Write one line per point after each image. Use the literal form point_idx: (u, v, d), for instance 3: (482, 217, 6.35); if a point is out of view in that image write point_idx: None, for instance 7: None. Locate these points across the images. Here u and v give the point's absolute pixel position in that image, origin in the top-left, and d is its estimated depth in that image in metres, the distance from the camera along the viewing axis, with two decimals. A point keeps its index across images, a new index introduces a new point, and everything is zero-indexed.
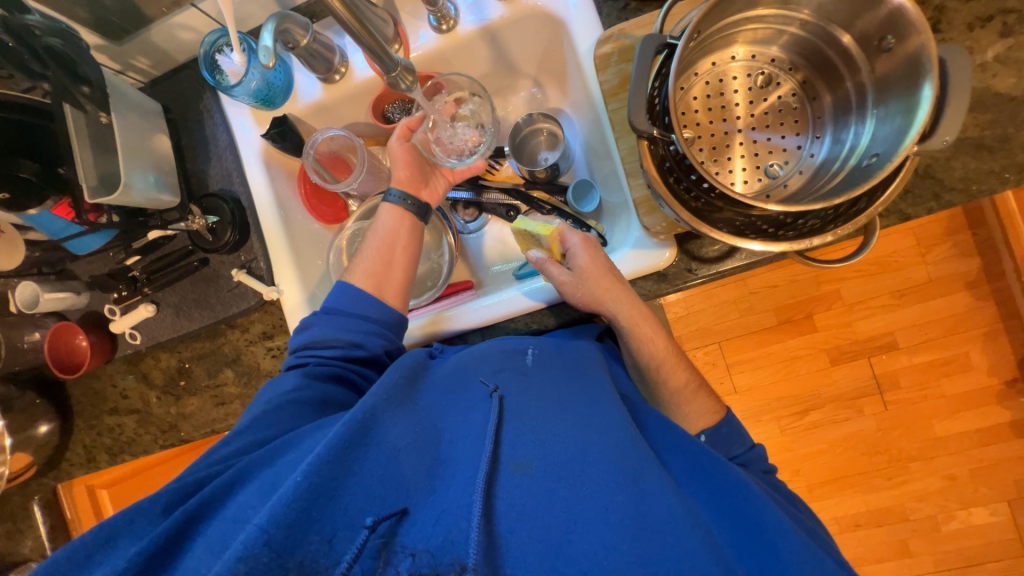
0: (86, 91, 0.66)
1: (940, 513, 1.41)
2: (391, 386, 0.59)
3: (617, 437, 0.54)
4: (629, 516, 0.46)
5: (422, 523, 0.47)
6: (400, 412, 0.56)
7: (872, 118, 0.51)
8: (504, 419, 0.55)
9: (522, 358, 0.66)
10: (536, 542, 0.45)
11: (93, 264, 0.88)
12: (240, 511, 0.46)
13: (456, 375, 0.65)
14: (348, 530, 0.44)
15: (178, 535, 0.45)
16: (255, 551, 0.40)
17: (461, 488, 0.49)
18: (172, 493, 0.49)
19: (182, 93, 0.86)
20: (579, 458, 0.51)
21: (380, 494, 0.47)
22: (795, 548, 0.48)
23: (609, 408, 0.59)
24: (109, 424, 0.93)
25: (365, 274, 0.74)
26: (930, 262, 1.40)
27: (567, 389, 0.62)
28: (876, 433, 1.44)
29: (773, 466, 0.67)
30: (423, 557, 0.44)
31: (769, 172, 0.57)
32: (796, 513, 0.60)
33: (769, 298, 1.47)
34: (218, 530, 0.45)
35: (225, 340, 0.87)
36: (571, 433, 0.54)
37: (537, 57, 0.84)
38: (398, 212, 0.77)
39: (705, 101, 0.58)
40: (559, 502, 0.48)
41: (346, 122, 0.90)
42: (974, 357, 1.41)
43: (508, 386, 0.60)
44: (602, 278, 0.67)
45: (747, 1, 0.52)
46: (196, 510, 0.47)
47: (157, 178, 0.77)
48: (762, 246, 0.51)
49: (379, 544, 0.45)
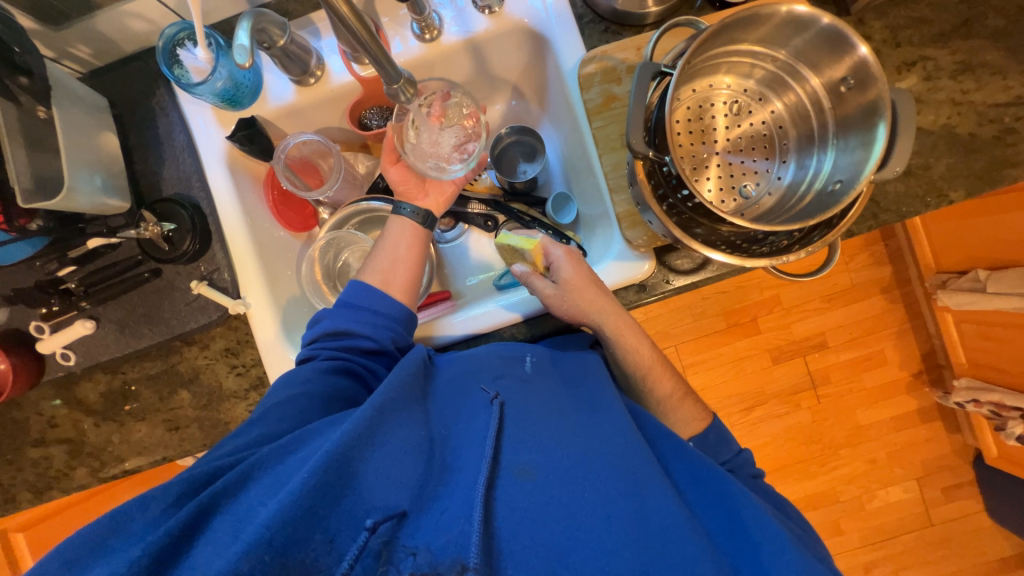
0: (25, 82, 0.60)
1: (864, 493, 1.58)
2: (399, 384, 0.57)
3: (617, 445, 0.56)
4: (629, 523, 0.48)
5: (426, 524, 0.46)
6: (406, 412, 0.54)
7: (833, 149, 0.58)
8: (505, 425, 0.55)
9: (522, 365, 0.67)
10: (538, 545, 0.46)
11: (13, 276, 0.76)
12: (248, 507, 0.43)
13: (458, 379, 0.65)
14: (348, 532, 0.43)
15: (187, 531, 0.41)
16: (255, 548, 0.38)
17: (463, 491, 0.49)
18: (188, 482, 0.45)
19: (131, 88, 0.78)
20: (580, 466, 0.52)
21: (385, 494, 0.46)
22: (782, 551, 0.51)
23: (611, 417, 0.60)
24: (31, 457, 0.81)
25: (373, 272, 0.72)
26: (853, 270, 1.58)
27: (567, 400, 0.63)
28: (812, 424, 1.59)
29: (760, 470, 0.72)
30: (423, 555, 0.43)
31: (744, 192, 0.62)
32: (786, 518, 0.64)
33: (720, 303, 1.59)
34: (227, 525, 0.41)
35: (180, 358, 0.80)
36: (573, 440, 0.55)
37: (518, 70, 0.86)
38: (409, 225, 0.75)
39: (687, 124, 0.62)
40: (561, 507, 0.48)
41: (318, 125, 0.86)
42: (888, 353, 1.60)
43: (510, 393, 0.60)
44: (587, 290, 0.69)
45: (729, 37, 0.56)
46: (210, 501, 0.43)
47: (105, 181, 0.70)
48: (722, 257, 0.55)
49: (380, 544, 0.44)
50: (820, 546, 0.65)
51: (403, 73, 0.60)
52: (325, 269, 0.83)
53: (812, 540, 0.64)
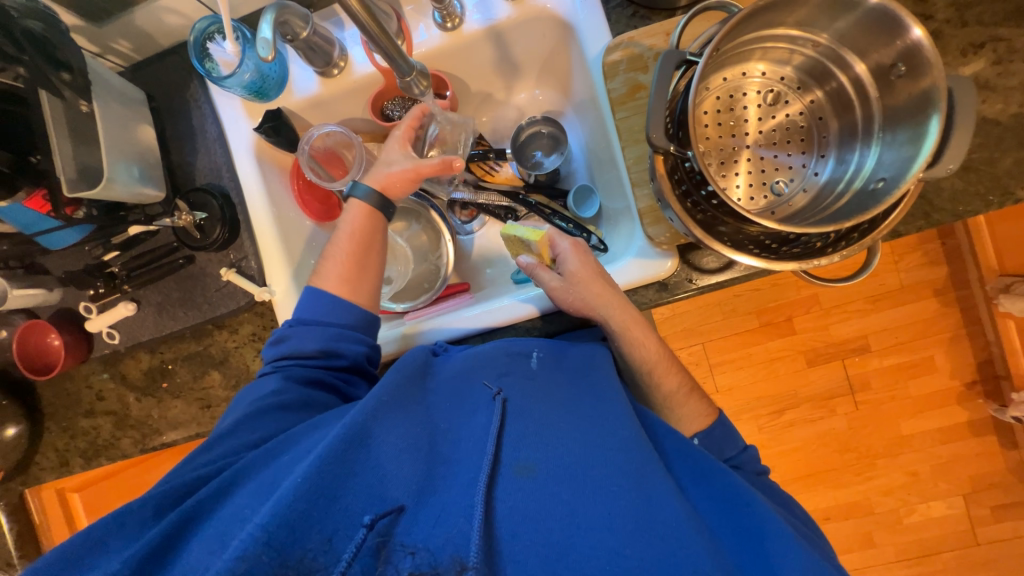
0: (66, 77, 0.62)
1: (902, 507, 1.49)
2: (396, 384, 0.59)
3: (623, 441, 0.55)
4: (632, 522, 0.47)
5: (423, 521, 0.47)
6: (403, 411, 0.56)
7: (878, 144, 0.53)
8: (508, 424, 0.55)
9: (527, 362, 0.66)
10: (538, 545, 0.46)
11: (66, 259, 0.82)
12: (237, 512, 0.46)
13: (461, 375, 0.64)
14: (348, 528, 0.44)
15: (174, 535, 0.46)
16: (255, 548, 0.39)
17: (462, 488, 0.50)
18: (162, 496, 0.50)
19: (167, 81, 0.81)
20: (582, 462, 0.52)
21: (380, 492, 0.47)
22: (793, 555, 0.49)
23: (618, 414, 0.59)
24: (83, 427, 0.88)
25: (331, 276, 0.72)
26: (903, 270, 1.47)
27: (575, 396, 0.62)
28: (847, 431, 1.51)
29: (765, 467, 0.69)
30: (423, 554, 0.44)
31: (775, 189, 0.58)
32: (799, 525, 0.61)
33: (752, 300, 1.52)
34: (205, 542, 0.44)
35: (212, 341, 0.84)
36: (575, 437, 0.54)
37: (541, 58, 0.83)
38: (365, 210, 0.74)
39: (715, 116, 0.58)
40: (561, 504, 0.48)
41: (342, 117, 0.86)
42: (938, 360, 1.49)
43: (511, 390, 0.60)
44: (592, 282, 0.68)
45: (766, 21, 0.52)
46: (190, 512, 0.48)
47: (142, 171, 0.73)
48: (748, 259, 0.51)
49: (378, 541, 0.45)
50: (829, 548, 0.62)
51: (416, 66, 0.61)
52: None
53: (828, 554, 0.60)
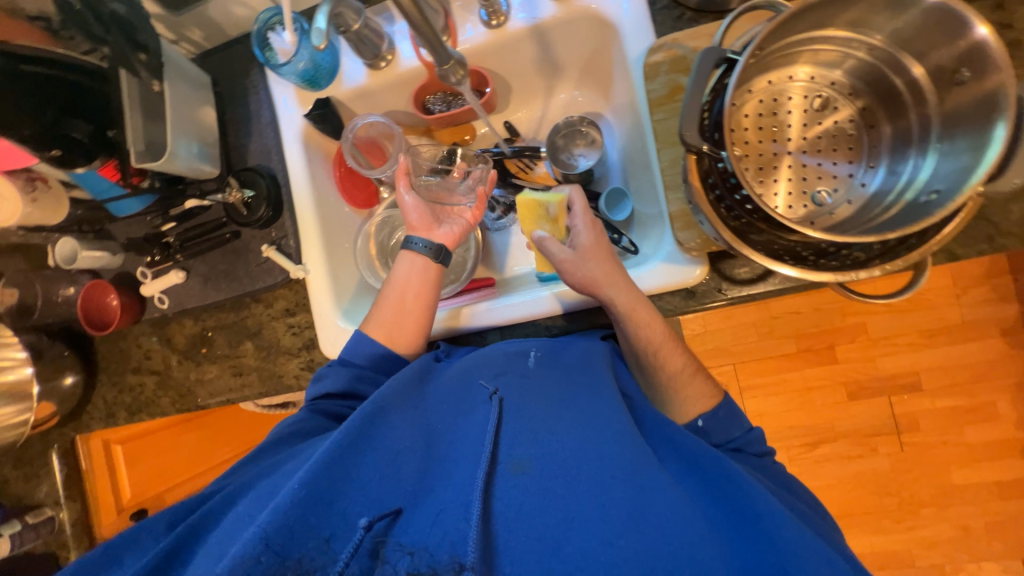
0: (143, 58, 0.70)
1: (949, 563, 1.36)
2: (393, 387, 0.60)
3: (614, 431, 0.54)
4: (627, 512, 0.46)
5: (417, 523, 0.49)
6: (398, 416, 0.57)
7: (934, 153, 0.49)
8: (505, 423, 0.55)
9: (524, 361, 0.65)
10: (533, 540, 0.46)
11: (130, 227, 0.90)
12: (242, 521, 0.50)
13: (461, 377, 0.64)
14: (347, 529, 0.47)
15: (180, 547, 0.50)
16: (253, 549, 0.42)
17: (456, 488, 0.50)
18: (175, 512, 0.55)
19: (230, 68, 0.87)
20: (577, 456, 0.51)
21: (376, 497, 0.49)
22: (792, 538, 0.46)
23: (611, 406, 0.58)
24: (130, 383, 0.95)
25: (378, 325, 0.74)
26: (965, 304, 1.35)
27: (570, 387, 0.61)
28: (889, 474, 1.40)
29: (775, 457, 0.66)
30: (420, 555, 0.46)
31: (816, 199, 0.56)
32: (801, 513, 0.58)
33: (791, 325, 1.44)
34: (213, 546, 0.48)
35: (249, 313, 0.89)
36: (567, 433, 0.53)
37: (582, 59, 0.84)
38: (414, 258, 0.77)
39: (757, 119, 0.56)
40: (558, 501, 0.48)
41: (386, 109, 0.90)
42: (1001, 407, 1.35)
43: (509, 389, 0.60)
44: (604, 259, 0.69)
45: (816, 21, 0.50)
46: (197, 524, 0.52)
47: (201, 149, 0.79)
48: (791, 270, 0.49)
49: (373, 542, 0.47)
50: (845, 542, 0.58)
51: (455, 55, 0.61)
52: (378, 244, 0.92)
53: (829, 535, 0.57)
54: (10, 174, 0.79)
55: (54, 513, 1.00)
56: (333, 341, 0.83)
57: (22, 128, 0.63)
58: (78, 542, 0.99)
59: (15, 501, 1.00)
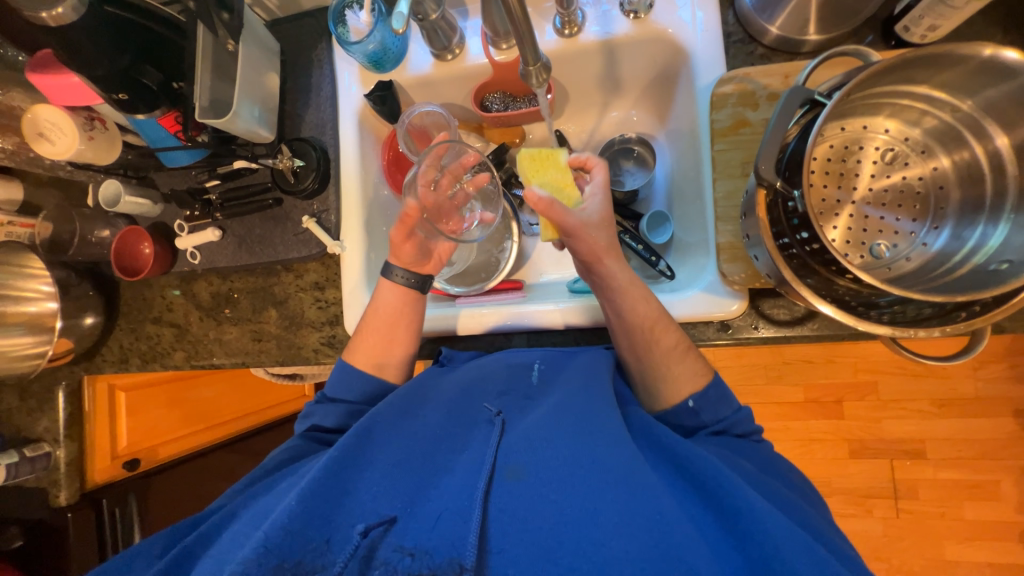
0: (225, 17, 0.69)
1: None
2: (390, 401, 0.62)
3: (604, 432, 0.52)
4: (618, 515, 0.44)
5: (413, 527, 0.48)
6: (395, 427, 0.59)
7: (1006, 223, 0.51)
8: (504, 439, 0.55)
9: (526, 377, 0.64)
10: (526, 543, 0.45)
11: (174, 179, 0.91)
12: (235, 538, 0.50)
13: (462, 390, 0.63)
14: (346, 536, 0.48)
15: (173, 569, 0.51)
16: (257, 550, 0.44)
17: (454, 493, 0.50)
18: (168, 536, 0.56)
19: (299, 40, 0.88)
20: (568, 462, 0.49)
21: (374, 504, 0.50)
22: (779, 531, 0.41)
23: (599, 406, 0.55)
24: (148, 332, 0.95)
25: (365, 354, 0.74)
26: (981, 379, 1.33)
27: (563, 391, 0.59)
28: (881, 538, 1.38)
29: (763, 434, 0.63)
30: (422, 557, 0.46)
31: (875, 250, 0.58)
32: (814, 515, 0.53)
33: (802, 374, 1.41)
34: (213, 555, 0.49)
35: (278, 281, 0.89)
36: (559, 437, 0.52)
37: (646, 80, 0.84)
38: (395, 288, 0.75)
39: (827, 164, 0.59)
40: (551, 505, 0.47)
41: (443, 100, 0.91)
42: (1004, 488, 1.32)
43: (512, 410, 0.60)
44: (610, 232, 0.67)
45: (905, 78, 0.53)
46: (192, 545, 0.53)
47: (261, 113, 0.80)
48: (828, 309, 0.50)
49: (369, 548, 0.47)
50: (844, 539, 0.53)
51: (542, 57, 0.61)
52: None
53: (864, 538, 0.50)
54: (71, 110, 0.80)
55: (51, 449, 0.99)
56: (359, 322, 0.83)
57: (96, 69, 0.64)
58: (70, 482, 0.99)
59: (14, 432, 0.99)
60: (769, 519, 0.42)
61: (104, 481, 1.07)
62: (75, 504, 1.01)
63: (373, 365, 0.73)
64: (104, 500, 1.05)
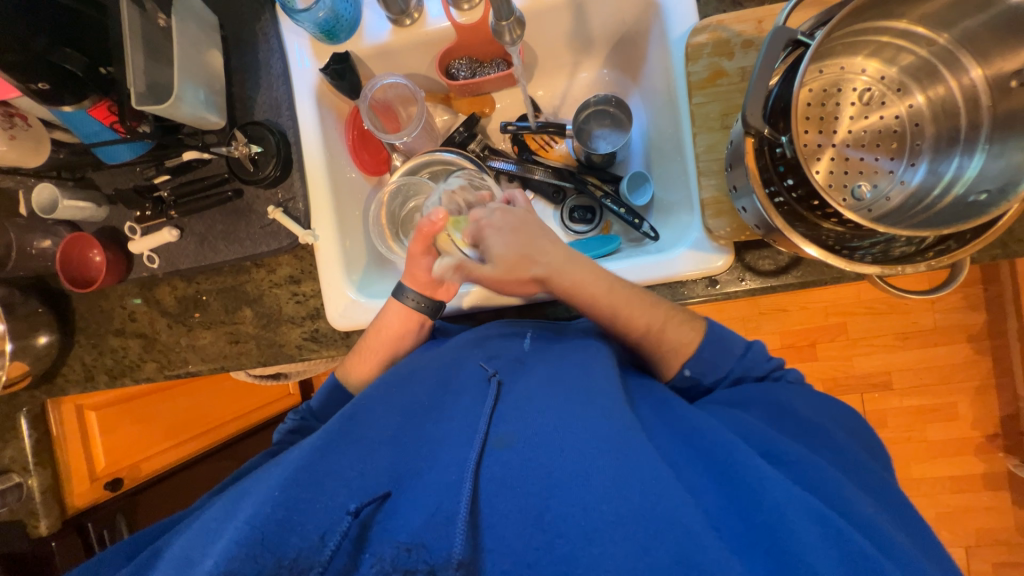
0: None
1: None
2: (383, 385, 0.63)
3: (601, 404, 0.51)
4: (609, 478, 0.44)
5: (404, 509, 0.47)
6: (384, 406, 0.58)
7: (982, 154, 0.53)
8: (500, 403, 0.55)
9: (519, 344, 0.66)
10: (516, 513, 0.45)
11: (117, 177, 0.82)
12: (209, 528, 0.47)
13: (452, 358, 0.65)
14: (335, 518, 0.45)
15: None
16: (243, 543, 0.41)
17: (446, 467, 0.49)
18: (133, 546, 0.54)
19: (238, 10, 0.80)
20: (560, 428, 0.49)
21: (362, 484, 0.48)
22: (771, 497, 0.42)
23: (594, 377, 0.56)
24: (112, 345, 0.89)
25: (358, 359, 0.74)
26: (937, 310, 1.41)
27: (555, 366, 0.60)
28: None
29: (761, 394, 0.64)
30: (417, 551, 0.43)
31: (857, 192, 0.60)
32: (829, 446, 0.53)
33: (778, 322, 1.46)
34: (182, 550, 0.46)
35: (249, 278, 0.84)
36: (552, 410, 0.52)
37: (614, 35, 0.82)
38: (403, 311, 0.73)
39: (806, 109, 0.60)
40: (539, 469, 0.47)
41: (406, 70, 0.85)
42: (961, 408, 1.43)
43: (506, 372, 0.60)
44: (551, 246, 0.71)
45: (882, 11, 0.53)
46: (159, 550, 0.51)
47: (207, 96, 0.73)
48: (817, 252, 0.51)
49: (360, 527, 0.47)
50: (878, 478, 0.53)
51: (513, 11, 0.58)
52: (390, 214, 0.85)
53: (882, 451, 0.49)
54: None
55: (22, 479, 0.93)
56: (339, 311, 0.80)
57: (6, 55, 0.56)
58: (49, 510, 0.94)
59: None
60: (766, 482, 0.43)
61: (87, 504, 1.02)
62: (58, 533, 0.95)
63: (365, 355, 0.74)
64: (89, 524, 1.00)
